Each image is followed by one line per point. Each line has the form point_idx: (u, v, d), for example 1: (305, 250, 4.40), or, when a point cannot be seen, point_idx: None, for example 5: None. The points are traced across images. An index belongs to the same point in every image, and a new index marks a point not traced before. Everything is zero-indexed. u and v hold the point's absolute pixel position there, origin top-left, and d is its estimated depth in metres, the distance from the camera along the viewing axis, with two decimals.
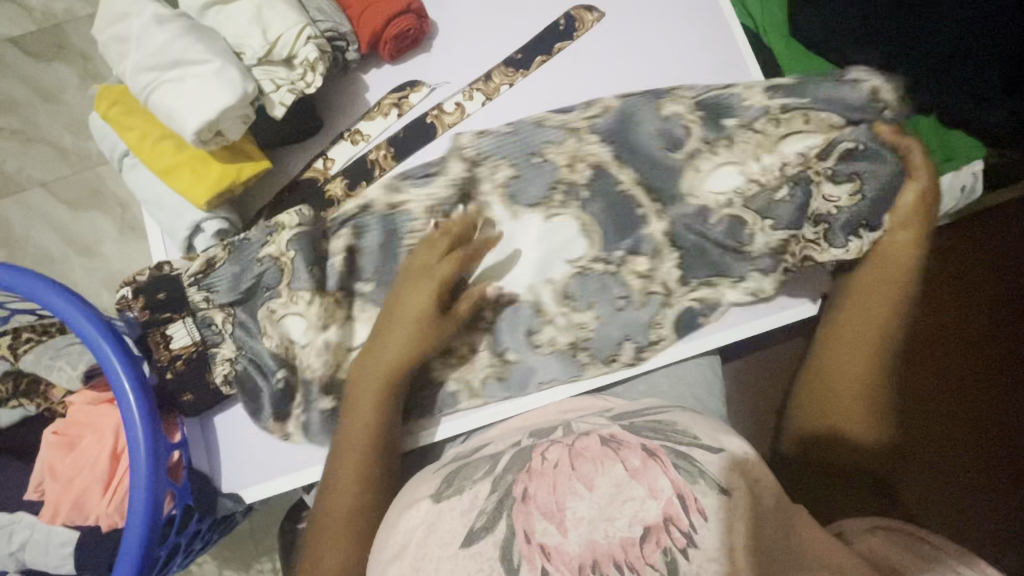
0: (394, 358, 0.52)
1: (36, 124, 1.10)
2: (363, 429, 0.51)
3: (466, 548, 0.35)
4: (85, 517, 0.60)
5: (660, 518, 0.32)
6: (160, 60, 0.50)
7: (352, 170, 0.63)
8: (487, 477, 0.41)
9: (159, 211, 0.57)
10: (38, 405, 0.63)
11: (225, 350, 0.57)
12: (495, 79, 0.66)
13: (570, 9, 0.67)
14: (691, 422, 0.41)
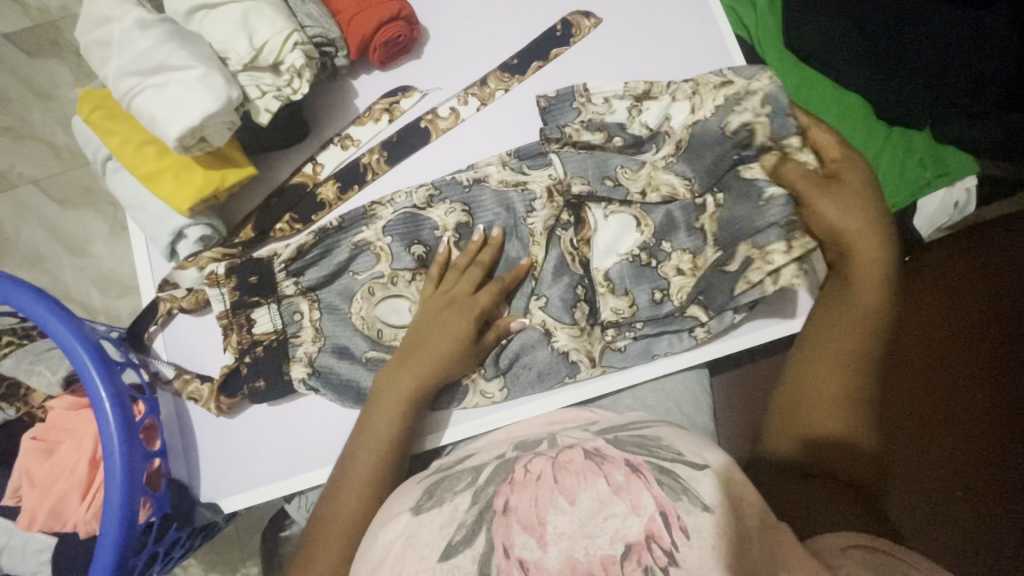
0: (419, 377, 0.53)
1: (28, 123, 1.10)
2: (372, 443, 0.50)
3: (443, 562, 0.36)
4: (62, 524, 0.59)
5: (642, 535, 0.33)
6: (141, 66, 0.49)
7: (344, 175, 0.62)
8: (470, 489, 0.40)
9: (142, 216, 0.57)
10: (18, 411, 0.63)
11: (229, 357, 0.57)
12: (490, 85, 0.65)
13: (567, 15, 0.67)
14: (675, 438, 0.41)
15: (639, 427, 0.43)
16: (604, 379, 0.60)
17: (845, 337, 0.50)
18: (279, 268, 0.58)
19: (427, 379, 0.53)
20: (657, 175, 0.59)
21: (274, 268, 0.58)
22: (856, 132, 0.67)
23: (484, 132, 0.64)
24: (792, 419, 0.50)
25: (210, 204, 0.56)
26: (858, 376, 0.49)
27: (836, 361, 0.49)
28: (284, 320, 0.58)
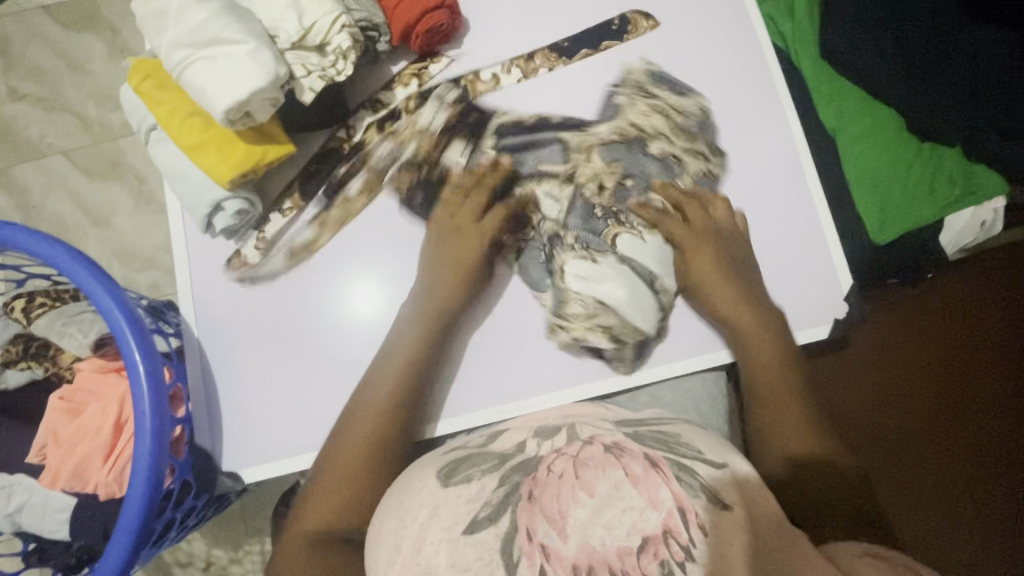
0: (430, 318, 0.58)
1: (63, 94, 1.12)
2: (376, 396, 0.55)
3: (469, 534, 0.36)
4: (84, 484, 0.61)
5: (660, 529, 0.33)
6: (196, 38, 0.50)
7: (379, 151, 0.63)
8: (497, 471, 0.41)
9: (182, 185, 0.57)
10: (45, 370, 0.65)
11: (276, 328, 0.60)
12: (536, 61, 0.66)
13: (627, 12, 0.67)
14: (693, 435, 0.42)
15: (656, 423, 0.44)
16: (619, 379, 0.60)
17: (765, 349, 0.55)
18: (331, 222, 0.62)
19: (424, 338, 0.57)
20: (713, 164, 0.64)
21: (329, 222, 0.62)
22: (887, 144, 0.68)
23: (515, 115, 0.64)
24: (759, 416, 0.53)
25: (249, 178, 0.57)
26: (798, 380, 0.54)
27: (748, 364, 0.56)
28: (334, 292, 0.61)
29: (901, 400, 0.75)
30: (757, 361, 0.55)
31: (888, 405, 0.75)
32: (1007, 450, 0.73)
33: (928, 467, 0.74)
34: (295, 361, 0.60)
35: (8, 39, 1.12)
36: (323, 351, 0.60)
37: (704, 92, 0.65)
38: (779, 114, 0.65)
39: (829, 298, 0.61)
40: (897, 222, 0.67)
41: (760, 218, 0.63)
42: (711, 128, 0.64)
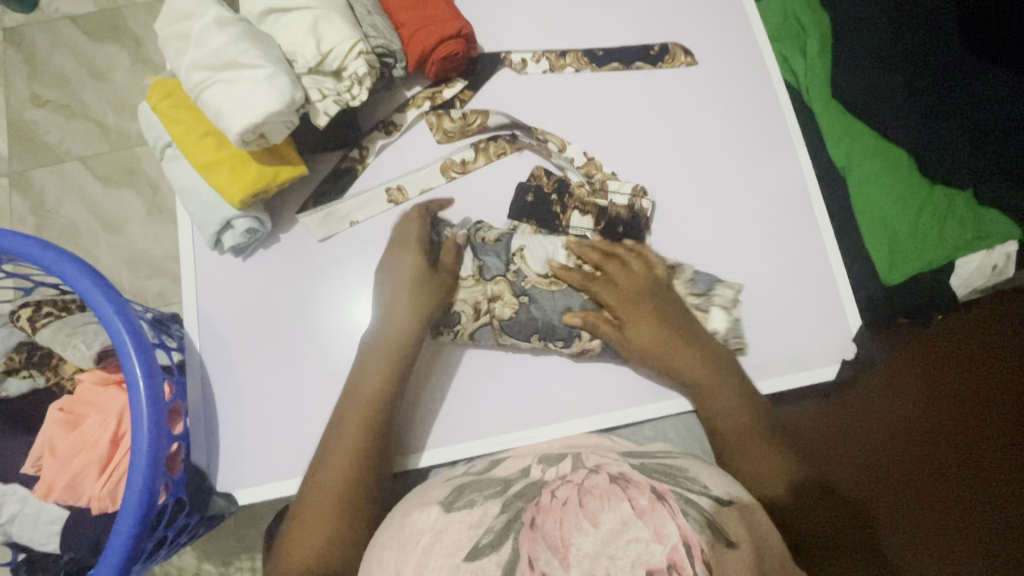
0: (379, 374, 0.53)
1: (82, 102, 1.14)
2: (361, 424, 0.51)
3: (470, 560, 0.36)
4: (77, 499, 0.60)
5: (664, 563, 0.33)
6: (215, 60, 0.51)
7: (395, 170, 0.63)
8: (499, 498, 0.42)
9: (194, 203, 0.58)
10: (47, 379, 0.65)
11: (277, 347, 0.60)
12: (567, 59, 0.67)
13: (668, 42, 0.67)
14: (700, 471, 0.43)
15: (664, 456, 0.45)
16: (622, 412, 0.59)
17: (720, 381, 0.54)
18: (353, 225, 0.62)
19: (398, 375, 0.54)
20: (723, 201, 0.64)
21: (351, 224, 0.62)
22: (897, 186, 0.67)
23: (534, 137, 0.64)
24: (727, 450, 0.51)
25: (260, 197, 0.58)
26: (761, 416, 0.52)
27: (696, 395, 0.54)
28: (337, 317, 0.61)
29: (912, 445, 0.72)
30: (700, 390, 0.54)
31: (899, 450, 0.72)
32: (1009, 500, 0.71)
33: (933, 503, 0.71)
34: (299, 379, 0.60)
35: (34, 47, 1.15)
36: (328, 369, 0.60)
37: (716, 127, 0.65)
38: (789, 152, 0.65)
39: (838, 337, 0.61)
40: (909, 263, 0.66)
41: (769, 256, 0.62)
42: (722, 164, 0.64)
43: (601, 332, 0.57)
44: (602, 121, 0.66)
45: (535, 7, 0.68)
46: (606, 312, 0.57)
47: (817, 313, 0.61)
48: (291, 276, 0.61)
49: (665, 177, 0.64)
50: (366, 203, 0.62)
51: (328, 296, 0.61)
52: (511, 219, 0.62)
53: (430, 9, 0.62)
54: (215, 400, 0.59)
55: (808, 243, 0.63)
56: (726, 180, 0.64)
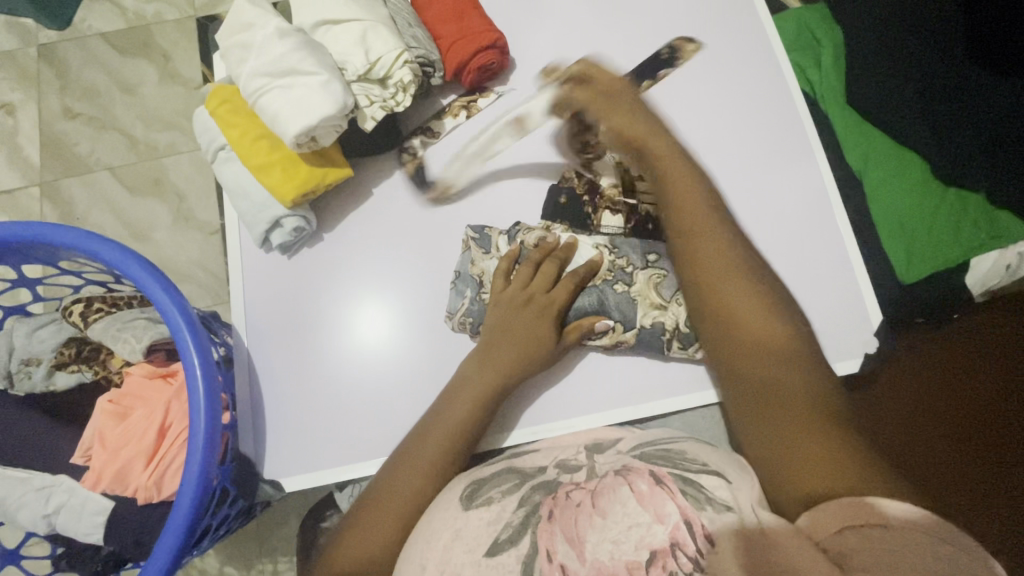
0: (496, 374, 0.56)
1: (113, 114, 1.18)
2: (443, 427, 0.54)
3: (489, 557, 0.40)
4: (125, 488, 0.62)
5: (667, 542, 0.36)
6: (274, 68, 0.55)
7: (432, 174, 0.66)
8: (516, 492, 0.45)
9: (244, 203, 0.61)
10: (95, 373, 0.67)
11: (320, 344, 0.63)
12: (593, 68, 0.70)
13: (691, 53, 0.71)
14: (698, 451, 0.46)
15: (663, 441, 0.48)
16: (654, 404, 0.61)
17: (747, 353, 0.46)
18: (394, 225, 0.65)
19: (492, 387, 0.56)
20: (745, 203, 0.66)
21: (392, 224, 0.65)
22: (911, 190, 0.70)
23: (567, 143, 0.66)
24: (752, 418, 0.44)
25: (308, 198, 0.61)
26: (775, 374, 0.44)
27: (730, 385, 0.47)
28: (376, 313, 0.63)
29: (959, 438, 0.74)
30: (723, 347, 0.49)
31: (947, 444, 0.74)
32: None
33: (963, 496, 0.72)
34: (323, 376, 0.62)
35: (67, 62, 1.20)
36: (349, 368, 0.62)
37: (740, 132, 0.68)
38: (809, 155, 0.67)
39: (860, 332, 0.63)
40: (925, 262, 0.69)
41: (791, 254, 0.65)
42: (746, 167, 0.67)
43: (637, 323, 0.59)
44: None
45: (561, 21, 0.72)
46: (643, 304, 0.59)
47: (840, 309, 0.63)
48: (325, 275, 0.64)
49: None
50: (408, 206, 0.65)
51: (370, 294, 0.64)
52: (544, 219, 0.64)
53: (466, 22, 0.65)
54: (260, 391, 0.61)
55: (829, 241, 0.65)
56: (748, 182, 0.67)
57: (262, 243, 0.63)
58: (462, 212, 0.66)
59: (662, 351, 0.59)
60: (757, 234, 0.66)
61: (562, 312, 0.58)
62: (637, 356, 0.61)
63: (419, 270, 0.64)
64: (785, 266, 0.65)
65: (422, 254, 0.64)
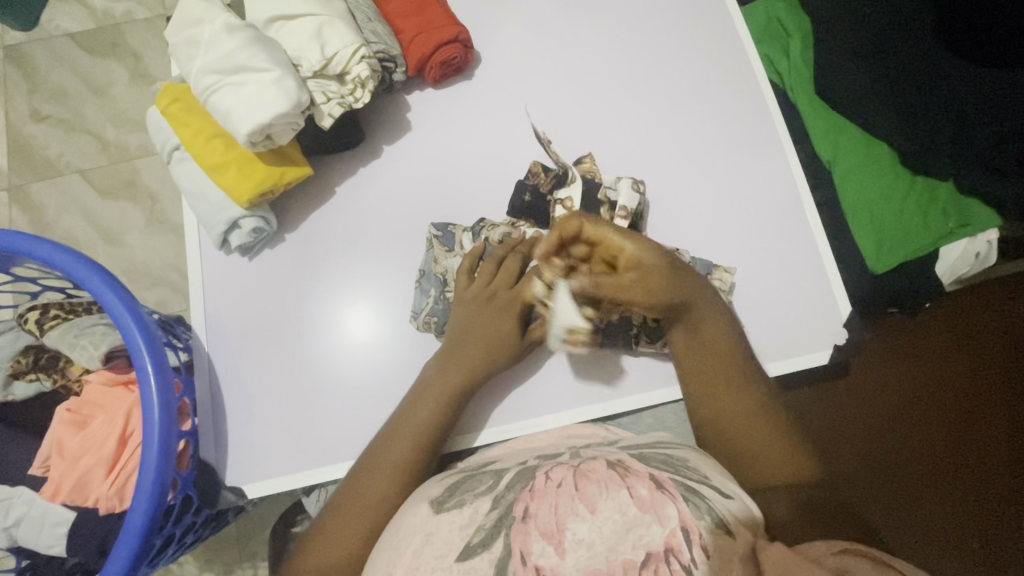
0: (462, 371, 0.55)
1: (82, 116, 1.16)
2: (408, 428, 0.53)
3: (461, 561, 0.38)
4: (85, 498, 0.61)
5: (663, 547, 0.35)
6: (224, 65, 0.53)
7: (397, 172, 0.65)
8: (489, 494, 0.43)
9: (201, 204, 0.59)
10: (54, 382, 0.66)
11: (283, 346, 0.61)
12: (560, 62, 0.70)
13: (658, 45, 0.70)
14: (701, 463, 0.44)
15: (663, 447, 0.47)
16: (624, 400, 0.60)
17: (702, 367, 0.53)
18: (358, 224, 0.64)
19: (459, 386, 0.55)
20: (713, 196, 0.66)
21: (355, 222, 0.64)
22: (880, 179, 0.70)
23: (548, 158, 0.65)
24: (716, 425, 0.50)
25: (267, 198, 0.59)
26: (766, 408, 0.50)
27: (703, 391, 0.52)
28: (343, 313, 0.62)
29: (904, 425, 0.77)
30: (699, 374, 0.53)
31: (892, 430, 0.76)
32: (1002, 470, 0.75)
33: (925, 477, 0.76)
34: (289, 377, 0.61)
35: (34, 63, 1.17)
36: (316, 369, 0.61)
37: (706, 124, 0.68)
38: (777, 145, 0.67)
39: (829, 324, 0.62)
40: (895, 251, 0.68)
41: (758, 248, 0.64)
42: (714, 160, 0.67)
43: (604, 318, 0.58)
44: (596, 120, 0.68)
45: (528, 13, 0.71)
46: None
47: (810, 301, 0.63)
48: (289, 276, 0.63)
49: (658, 174, 0.66)
50: (376, 211, 0.64)
51: (334, 294, 0.63)
52: (509, 216, 0.63)
53: (428, 16, 0.64)
54: (221, 397, 0.60)
55: (799, 232, 0.65)
56: (716, 174, 0.66)
57: (222, 244, 0.62)
58: (428, 209, 0.65)
59: (630, 346, 0.59)
60: (725, 228, 0.65)
61: (525, 308, 0.57)
62: (604, 352, 0.61)
63: (385, 271, 0.63)
64: (753, 259, 0.64)
65: (387, 253, 0.63)
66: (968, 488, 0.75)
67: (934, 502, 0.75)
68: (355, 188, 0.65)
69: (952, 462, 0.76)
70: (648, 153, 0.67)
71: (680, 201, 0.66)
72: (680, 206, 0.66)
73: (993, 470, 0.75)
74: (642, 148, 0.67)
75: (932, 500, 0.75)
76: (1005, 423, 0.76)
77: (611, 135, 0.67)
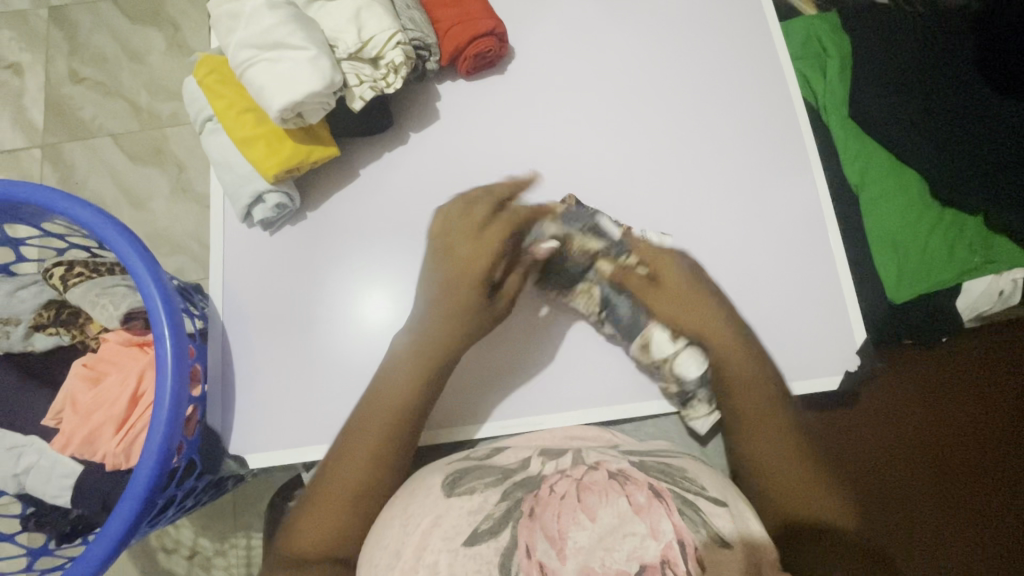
0: (444, 331, 0.54)
1: (119, 81, 1.18)
2: (390, 401, 0.52)
3: (467, 547, 0.38)
4: (92, 453, 0.62)
5: (659, 559, 0.35)
6: (262, 41, 0.54)
7: (423, 160, 0.66)
8: (497, 486, 0.44)
9: (228, 176, 0.60)
10: (72, 337, 0.67)
11: (290, 323, 0.62)
12: (593, 63, 0.69)
13: (693, 53, 0.69)
14: (699, 472, 0.45)
15: (662, 455, 0.47)
16: (626, 407, 0.60)
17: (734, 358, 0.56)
18: (379, 209, 0.64)
19: (443, 354, 0.54)
20: (736, 211, 0.65)
21: (377, 207, 0.65)
22: (907, 209, 0.69)
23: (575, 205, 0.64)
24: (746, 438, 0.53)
25: (292, 174, 0.60)
26: (796, 436, 0.52)
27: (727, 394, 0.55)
28: (354, 298, 0.63)
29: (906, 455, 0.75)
30: (743, 394, 0.54)
31: (894, 459, 0.75)
32: (1003, 506, 0.74)
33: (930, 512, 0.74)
34: (297, 357, 0.61)
35: (77, 25, 1.19)
36: (312, 351, 0.61)
37: (733, 136, 0.67)
38: (805, 165, 0.66)
39: (842, 349, 0.62)
40: (918, 281, 0.67)
41: (774, 267, 0.64)
42: (739, 175, 0.66)
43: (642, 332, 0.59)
44: (625, 125, 0.68)
45: (564, 12, 0.71)
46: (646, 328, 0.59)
47: (826, 325, 0.62)
48: (307, 257, 0.64)
49: (682, 184, 0.66)
50: (400, 198, 0.65)
51: (348, 277, 0.63)
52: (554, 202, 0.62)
53: (466, 8, 0.65)
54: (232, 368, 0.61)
55: (819, 255, 0.64)
56: (740, 189, 0.66)
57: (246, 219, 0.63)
58: (449, 200, 0.65)
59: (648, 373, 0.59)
60: (745, 244, 0.65)
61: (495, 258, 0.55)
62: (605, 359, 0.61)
63: (403, 260, 0.64)
64: (769, 276, 0.64)
65: (404, 241, 0.64)
66: (971, 523, 0.74)
67: (932, 535, 0.73)
68: (380, 173, 0.65)
69: (955, 495, 0.75)
70: (673, 163, 0.66)
71: (702, 214, 0.65)
72: (702, 219, 0.65)
73: (990, 498, 0.74)
74: (668, 157, 0.67)
75: (930, 533, 0.74)
76: (1007, 456, 0.75)
77: (639, 140, 0.67)
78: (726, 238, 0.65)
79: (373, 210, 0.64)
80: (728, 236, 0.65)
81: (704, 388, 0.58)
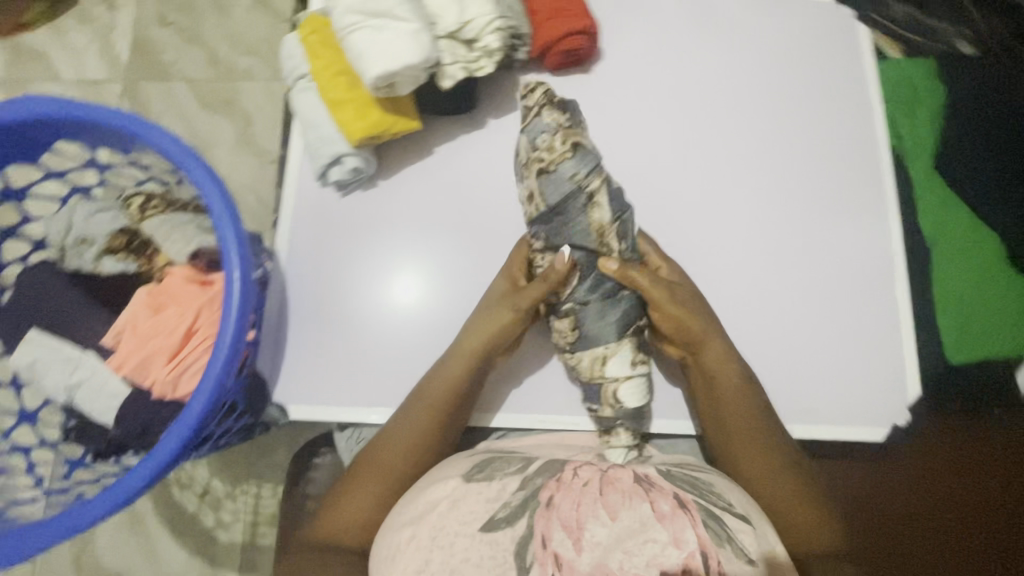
0: (483, 340, 0.56)
1: (203, 30, 1.22)
2: (428, 406, 0.55)
3: (484, 532, 0.39)
4: (144, 378, 0.65)
5: (679, 566, 0.35)
6: (370, 9, 0.55)
7: (497, 147, 0.66)
8: (517, 475, 0.44)
9: (312, 135, 0.62)
10: (139, 265, 0.70)
11: (332, 291, 0.64)
12: (679, 76, 0.69)
13: (783, 79, 0.69)
14: (727, 488, 0.44)
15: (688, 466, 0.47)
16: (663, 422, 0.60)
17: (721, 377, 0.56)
18: (448, 189, 0.65)
19: (476, 362, 0.56)
20: (803, 245, 0.64)
21: (445, 187, 0.66)
22: (979, 271, 0.67)
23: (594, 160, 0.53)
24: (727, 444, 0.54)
25: (373, 141, 0.62)
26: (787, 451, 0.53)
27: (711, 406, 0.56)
28: (395, 271, 0.64)
29: None
30: (727, 403, 0.55)
31: None
32: None
33: None
34: (337, 325, 0.63)
35: None
36: (345, 319, 0.63)
37: (812, 169, 0.66)
38: (881, 209, 0.65)
39: (890, 402, 0.61)
40: (977, 345, 0.66)
41: (834, 306, 0.63)
42: (812, 209, 0.65)
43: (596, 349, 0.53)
44: (703, 141, 0.67)
45: (657, 22, 0.70)
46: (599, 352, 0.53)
47: (878, 375, 0.61)
48: (353, 227, 0.65)
49: (751, 210, 0.65)
50: (469, 180, 0.66)
51: (393, 252, 0.64)
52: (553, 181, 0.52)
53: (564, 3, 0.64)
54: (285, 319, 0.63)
55: (878, 303, 0.63)
56: (811, 223, 0.65)
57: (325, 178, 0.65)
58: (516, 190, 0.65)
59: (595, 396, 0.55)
60: (807, 279, 0.64)
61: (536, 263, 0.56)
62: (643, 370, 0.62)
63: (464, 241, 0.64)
64: (826, 316, 0.63)
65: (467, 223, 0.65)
66: None
67: None
68: (454, 153, 0.66)
69: None
70: (746, 187, 0.66)
71: (767, 242, 0.65)
72: (767, 247, 0.64)
73: None
74: (741, 181, 0.66)
75: None
76: None
77: (714, 160, 0.67)
78: (788, 271, 0.64)
79: (441, 188, 0.66)
80: (791, 269, 0.64)
81: (632, 422, 0.54)
